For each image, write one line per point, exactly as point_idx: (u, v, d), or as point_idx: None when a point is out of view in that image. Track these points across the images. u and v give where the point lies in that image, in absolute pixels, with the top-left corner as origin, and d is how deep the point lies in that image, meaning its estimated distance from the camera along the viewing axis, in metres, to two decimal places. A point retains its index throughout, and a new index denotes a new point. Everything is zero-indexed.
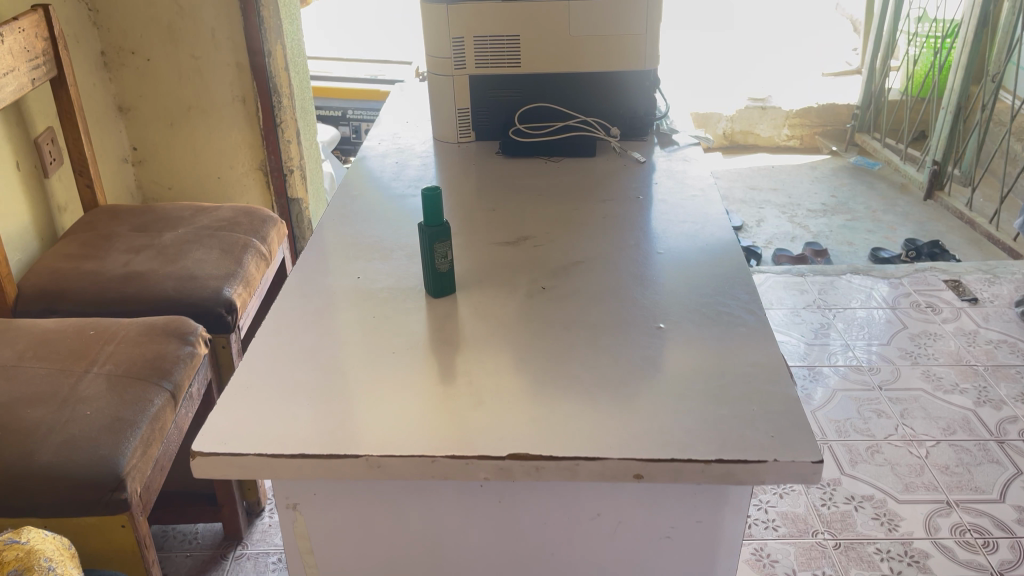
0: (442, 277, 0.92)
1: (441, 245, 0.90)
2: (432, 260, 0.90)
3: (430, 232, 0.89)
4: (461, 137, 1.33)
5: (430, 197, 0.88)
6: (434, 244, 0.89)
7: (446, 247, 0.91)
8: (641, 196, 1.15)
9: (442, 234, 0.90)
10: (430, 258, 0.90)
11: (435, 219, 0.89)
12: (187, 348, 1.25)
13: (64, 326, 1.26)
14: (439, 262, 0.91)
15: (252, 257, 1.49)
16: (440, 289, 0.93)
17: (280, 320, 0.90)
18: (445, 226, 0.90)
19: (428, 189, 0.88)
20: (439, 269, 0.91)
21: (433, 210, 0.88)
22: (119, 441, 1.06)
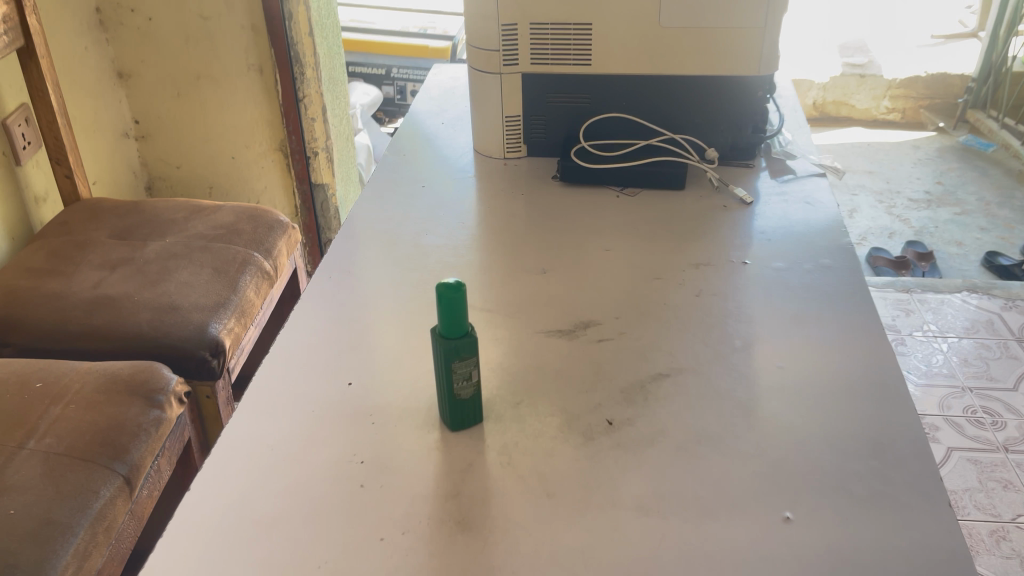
0: (464, 405, 0.63)
1: (463, 362, 0.62)
2: (450, 383, 0.62)
3: (448, 345, 0.61)
4: (507, 151, 1.03)
5: (449, 297, 0.59)
6: (452, 361, 0.61)
7: (470, 365, 0.62)
8: (749, 260, 0.84)
9: (465, 348, 0.61)
10: (447, 379, 0.62)
11: (455, 327, 0.60)
12: (153, 412, 0.99)
13: (6, 373, 1.01)
14: (460, 385, 0.62)
15: (251, 278, 1.23)
16: (460, 421, 0.64)
17: (231, 453, 0.63)
18: (470, 336, 0.61)
19: (448, 284, 0.59)
20: (459, 395, 0.63)
21: (453, 315, 0.60)
22: (44, 557, 0.81)
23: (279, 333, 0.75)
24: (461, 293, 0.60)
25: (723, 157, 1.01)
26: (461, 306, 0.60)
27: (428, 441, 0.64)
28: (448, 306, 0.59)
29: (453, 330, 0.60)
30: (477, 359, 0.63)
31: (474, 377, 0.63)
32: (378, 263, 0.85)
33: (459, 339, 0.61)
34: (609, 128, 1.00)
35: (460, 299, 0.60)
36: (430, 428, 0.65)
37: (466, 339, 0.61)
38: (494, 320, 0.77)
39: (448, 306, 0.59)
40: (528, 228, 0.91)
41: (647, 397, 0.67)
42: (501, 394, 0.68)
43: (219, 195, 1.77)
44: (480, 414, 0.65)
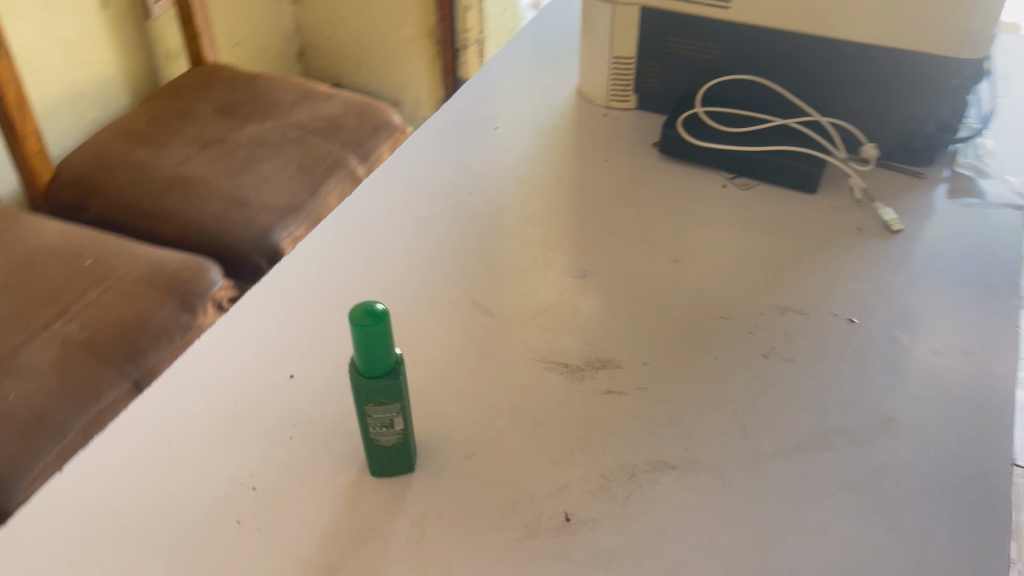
0: (384, 452, 0.50)
1: (382, 405, 0.48)
2: (364, 424, 0.49)
3: (361, 382, 0.47)
4: (612, 98, 0.85)
5: (363, 327, 0.45)
6: (365, 401, 0.48)
7: (391, 410, 0.48)
8: (859, 318, 0.61)
9: (384, 390, 0.47)
10: (361, 419, 0.49)
11: (372, 363, 0.46)
12: (184, 317, 0.93)
13: (64, 242, 0.99)
14: (376, 430, 0.49)
15: (335, 182, 1.13)
16: (380, 468, 0.51)
17: (124, 435, 0.54)
18: (392, 376, 0.47)
19: (367, 309, 0.45)
20: (375, 441, 0.49)
21: (370, 349, 0.46)
22: (25, 452, 0.78)
23: (249, 290, 0.65)
24: (381, 325, 0.45)
25: (885, 155, 0.75)
26: (381, 340, 0.45)
27: (339, 482, 0.51)
28: (362, 337, 0.45)
29: (369, 366, 0.46)
30: (405, 404, 0.49)
31: (398, 423, 0.49)
32: (399, 219, 0.72)
33: (376, 379, 0.47)
34: (738, 94, 0.78)
35: (378, 332, 0.45)
36: (350, 465, 0.52)
37: (386, 379, 0.47)
38: (493, 329, 0.61)
39: (362, 337, 0.45)
40: (596, 207, 0.73)
41: (630, 493, 0.51)
42: (453, 435, 0.54)
43: (366, 73, 1.69)
44: (409, 464, 0.51)
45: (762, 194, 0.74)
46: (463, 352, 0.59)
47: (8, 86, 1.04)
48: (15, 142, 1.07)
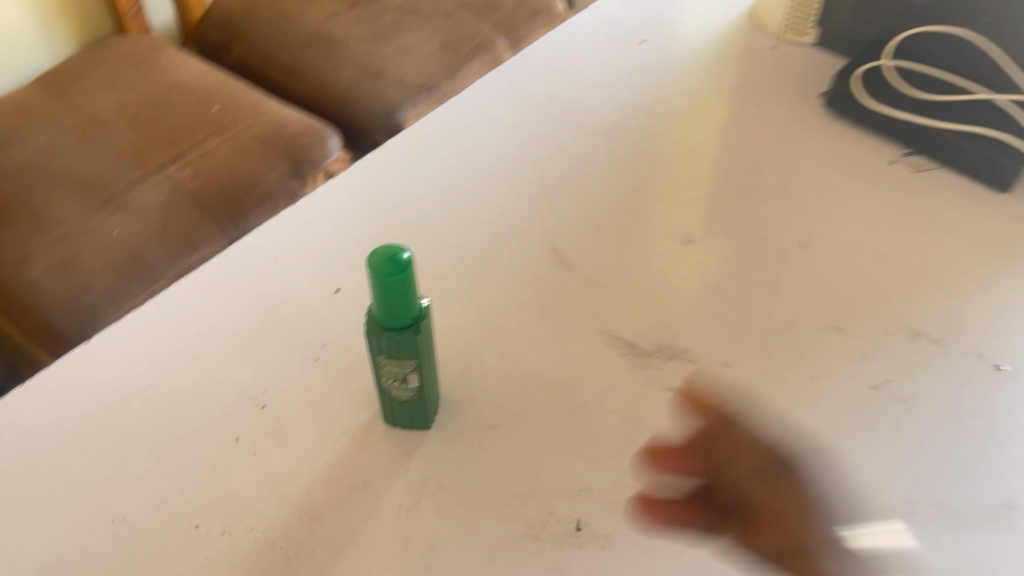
0: (399, 405, 0.45)
1: (395, 359, 0.42)
2: (377, 373, 0.44)
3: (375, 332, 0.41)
4: (787, 28, 0.72)
5: (379, 278, 0.38)
6: (377, 353, 0.42)
7: (406, 366, 0.43)
8: (1010, 367, 0.49)
9: (398, 346, 0.41)
10: (374, 367, 0.44)
11: (388, 316, 0.40)
12: (292, 184, 0.91)
13: (198, 83, 0.99)
14: (388, 381, 0.44)
15: (477, 65, 1.05)
16: (394, 420, 0.46)
17: (156, 316, 0.52)
18: (410, 333, 0.41)
19: (388, 258, 0.38)
20: (388, 392, 0.45)
21: (386, 302, 0.40)
22: (115, 290, 0.80)
23: (323, 184, 0.60)
24: (400, 280, 0.38)
25: None
26: (399, 294, 0.39)
27: (349, 421, 0.47)
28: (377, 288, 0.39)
29: (385, 318, 0.41)
30: (422, 362, 0.43)
31: (413, 380, 0.44)
32: (502, 132, 0.64)
33: (391, 333, 0.41)
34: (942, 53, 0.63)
35: (396, 287, 0.39)
36: (366, 404, 0.48)
37: (401, 336, 0.41)
38: (564, 283, 0.54)
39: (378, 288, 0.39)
40: (727, 159, 0.62)
41: (657, 517, 0.43)
42: (483, 398, 0.48)
43: None
44: (426, 422, 0.46)
45: (937, 180, 0.60)
46: (523, 304, 0.53)
47: None
48: None
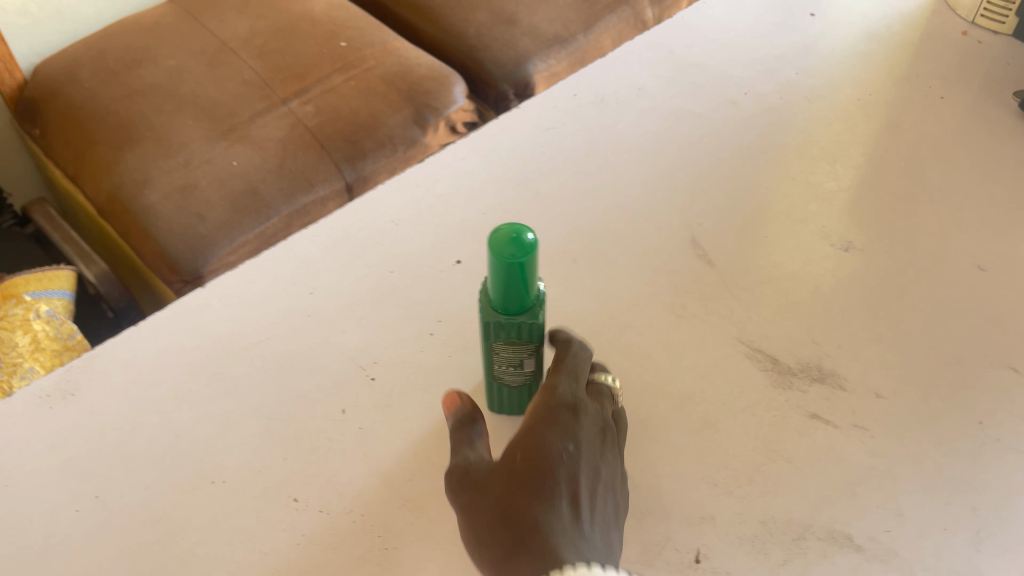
0: (513, 392, 0.42)
1: (514, 345, 0.39)
2: (490, 361, 0.40)
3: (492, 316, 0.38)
4: (982, 12, 0.64)
5: (501, 262, 0.34)
6: (494, 338, 0.39)
7: (524, 351, 0.39)
8: None
9: (517, 330, 0.38)
10: (486, 354, 0.40)
11: (508, 301, 0.37)
12: (412, 130, 0.88)
13: (327, 15, 0.96)
14: (503, 369, 0.40)
15: (616, 20, 0.99)
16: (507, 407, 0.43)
17: (270, 267, 0.50)
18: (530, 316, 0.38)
19: (507, 238, 0.34)
20: (502, 379, 0.41)
21: (505, 287, 0.36)
22: (229, 224, 0.79)
23: (451, 145, 0.56)
24: (524, 263, 0.34)
25: None
26: (521, 278, 0.35)
27: None
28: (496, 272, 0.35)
29: (503, 302, 0.37)
30: (539, 346, 0.40)
31: (529, 365, 0.40)
32: (647, 103, 0.59)
33: (510, 318, 0.38)
34: None
35: (518, 270, 0.35)
36: (477, 391, 0.45)
37: (521, 319, 0.38)
38: (703, 281, 0.49)
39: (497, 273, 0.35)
40: (897, 158, 0.56)
41: (786, 559, 0.39)
42: None
43: None
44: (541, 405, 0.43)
45: None
46: (655, 299, 0.49)
47: None
48: None
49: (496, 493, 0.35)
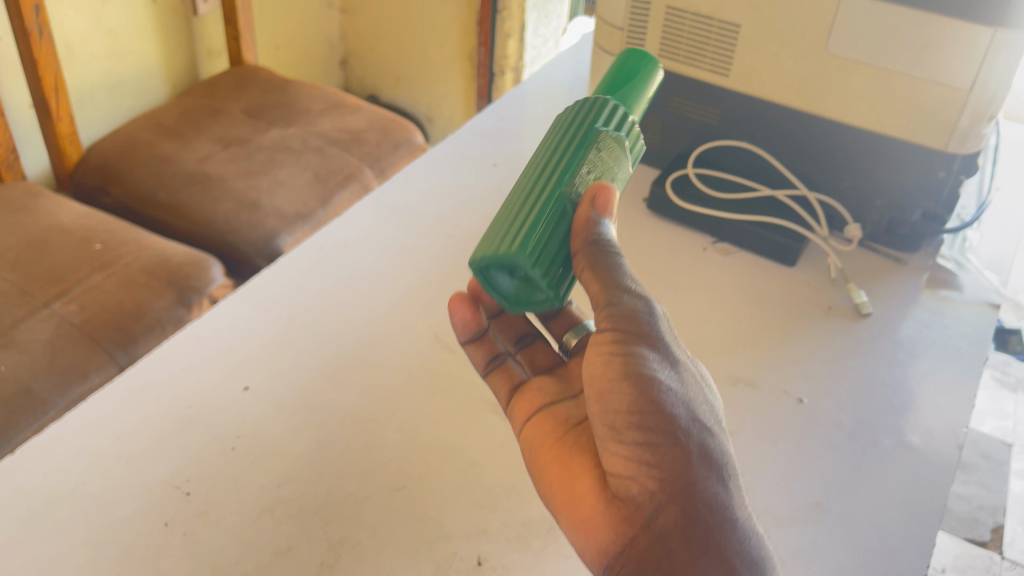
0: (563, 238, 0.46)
1: (615, 154, 0.49)
2: (574, 173, 0.47)
3: (603, 114, 0.49)
4: None
5: (626, 66, 0.54)
6: (600, 131, 0.48)
7: (620, 171, 0.50)
8: (808, 399, 0.63)
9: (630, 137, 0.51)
10: (580, 155, 0.47)
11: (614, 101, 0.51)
12: (178, 311, 0.97)
13: (78, 223, 1.03)
14: (583, 187, 0.47)
15: (348, 193, 1.16)
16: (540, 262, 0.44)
17: (75, 423, 0.56)
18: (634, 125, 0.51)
19: (631, 56, 0.55)
20: (571, 203, 0.46)
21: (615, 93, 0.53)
22: (6, 426, 0.80)
23: (224, 299, 0.67)
24: (638, 75, 0.54)
25: (870, 237, 0.78)
26: (625, 97, 0.53)
27: (268, 497, 0.53)
28: (607, 84, 0.54)
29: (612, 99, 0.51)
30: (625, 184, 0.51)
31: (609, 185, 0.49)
32: (383, 241, 0.74)
33: (619, 113, 0.50)
34: (730, 162, 0.80)
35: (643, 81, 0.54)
36: (281, 481, 0.54)
37: (629, 123, 0.51)
38: (448, 364, 0.63)
39: (607, 84, 0.54)
40: None
41: (545, 544, 0.52)
42: (386, 466, 0.56)
43: (404, 87, 1.78)
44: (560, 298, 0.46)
45: (738, 261, 0.76)
46: (414, 384, 0.61)
47: (46, 68, 1.07)
48: (49, 119, 1.11)
49: (687, 389, 0.45)
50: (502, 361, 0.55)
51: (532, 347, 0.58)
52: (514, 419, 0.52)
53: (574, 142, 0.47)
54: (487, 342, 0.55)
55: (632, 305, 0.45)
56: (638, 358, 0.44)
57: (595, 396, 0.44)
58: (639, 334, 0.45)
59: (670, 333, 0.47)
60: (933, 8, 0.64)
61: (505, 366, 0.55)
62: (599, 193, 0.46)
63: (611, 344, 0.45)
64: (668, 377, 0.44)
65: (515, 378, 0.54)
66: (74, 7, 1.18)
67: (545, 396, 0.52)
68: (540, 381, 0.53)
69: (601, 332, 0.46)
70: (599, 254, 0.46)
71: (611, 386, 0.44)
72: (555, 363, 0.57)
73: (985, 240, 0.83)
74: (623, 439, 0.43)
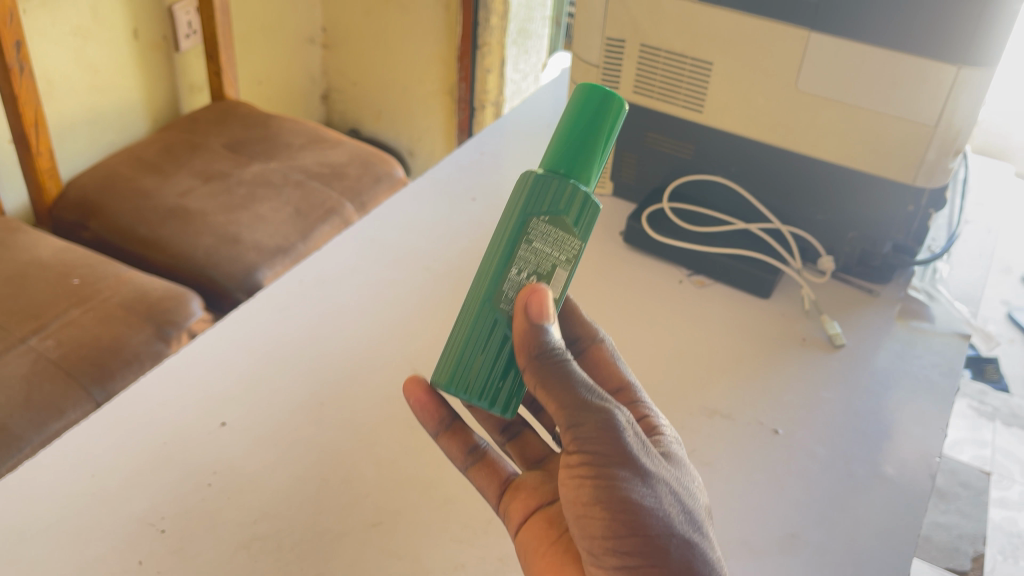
0: (498, 355, 0.47)
1: (553, 237, 0.47)
2: (500, 282, 0.46)
3: (538, 194, 0.46)
4: None
5: (587, 101, 0.47)
6: (531, 221, 0.46)
7: (565, 250, 0.47)
8: (784, 430, 0.64)
9: (568, 205, 0.46)
10: (509, 256, 0.46)
11: (560, 165, 0.47)
12: (157, 346, 0.96)
13: (57, 258, 1.03)
14: (514, 292, 0.46)
15: (329, 227, 1.17)
16: (473, 393, 0.47)
17: (49, 461, 0.56)
18: (583, 188, 0.47)
19: (597, 87, 0.48)
20: (502, 316, 0.46)
21: (566, 147, 0.47)
22: None
23: (202, 335, 0.67)
24: (601, 112, 0.47)
25: (843, 269, 0.79)
26: (584, 146, 0.47)
27: (245, 534, 0.53)
28: (566, 126, 0.47)
29: (556, 165, 0.47)
30: (582, 254, 0.48)
31: (549, 273, 0.47)
32: (362, 276, 0.74)
33: (556, 186, 0.46)
34: (704, 195, 0.82)
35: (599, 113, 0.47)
36: (258, 517, 0.54)
37: (574, 189, 0.46)
38: None
39: (565, 125, 0.47)
40: None
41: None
42: (363, 501, 0.56)
43: (386, 121, 1.80)
44: (509, 410, 0.48)
45: (714, 293, 0.77)
46: (392, 418, 0.61)
47: (27, 103, 1.07)
48: (29, 154, 1.11)
49: (666, 501, 0.42)
50: (483, 454, 0.51)
51: (521, 437, 0.55)
52: (510, 522, 0.49)
53: (503, 241, 0.46)
54: (462, 434, 0.51)
55: (598, 422, 0.42)
56: (614, 484, 0.41)
57: (573, 519, 0.42)
58: (610, 455, 0.41)
59: (641, 438, 0.43)
60: (898, 47, 0.66)
61: (488, 459, 0.51)
62: (529, 303, 0.44)
63: (582, 468, 0.42)
64: (646, 496, 0.41)
65: (502, 474, 0.51)
66: (55, 44, 1.19)
67: (540, 498, 0.49)
68: (534, 480, 0.50)
69: (569, 452, 0.43)
70: (550, 368, 0.43)
71: (587, 514, 0.42)
72: (547, 454, 0.54)
73: (956, 271, 0.85)
74: (605, 564, 0.42)
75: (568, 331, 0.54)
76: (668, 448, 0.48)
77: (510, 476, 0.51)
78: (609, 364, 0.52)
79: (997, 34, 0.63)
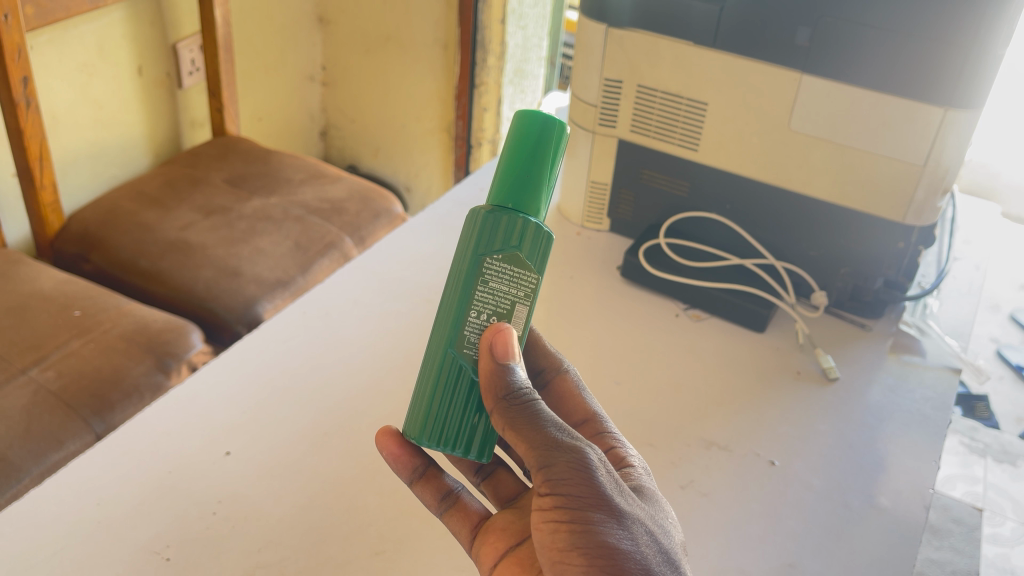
0: (468, 400, 0.49)
1: (509, 275, 0.48)
2: (461, 328, 0.48)
3: (488, 234, 0.47)
4: (585, 219, 0.91)
5: (528, 129, 0.48)
6: (484, 261, 0.47)
7: (522, 286, 0.48)
8: (780, 461, 0.65)
9: (519, 241, 0.48)
10: (465, 301, 0.48)
11: (508, 200, 0.48)
12: (156, 377, 0.97)
13: (58, 289, 1.04)
14: (476, 337, 0.48)
15: (327, 261, 1.18)
16: (448, 441, 0.49)
17: (55, 490, 0.56)
18: (533, 221, 0.48)
19: (537, 113, 0.49)
20: (466, 362, 0.48)
21: (512, 180, 0.48)
22: None
23: (203, 366, 0.67)
24: (543, 137, 0.48)
25: (835, 303, 0.81)
26: (530, 176, 0.48)
27: (249, 563, 0.53)
28: (510, 158, 0.48)
29: (504, 200, 0.48)
30: (540, 285, 0.49)
31: (509, 311, 0.48)
32: (364, 307, 0.76)
33: (506, 222, 0.47)
34: (693, 229, 0.84)
35: (540, 136, 0.48)
36: (261, 546, 0.55)
37: (524, 223, 0.47)
38: None
39: (509, 156, 0.48)
40: (554, 320, 0.77)
41: None
42: (367, 530, 0.56)
43: (383, 157, 1.82)
44: (484, 454, 0.50)
45: (708, 327, 0.79)
46: None
47: (34, 138, 1.09)
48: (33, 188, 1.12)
49: (642, 542, 0.43)
50: (456, 499, 0.52)
51: (495, 476, 0.56)
52: (482, 565, 0.50)
53: (459, 286, 0.48)
54: (435, 480, 0.52)
55: (571, 462, 0.42)
56: (587, 528, 0.42)
57: (549, 564, 0.43)
58: (584, 496, 0.42)
59: (613, 476, 0.44)
60: (887, 89, 0.68)
61: (459, 503, 0.52)
62: (496, 345, 0.46)
63: (556, 512, 0.42)
64: (622, 538, 0.42)
65: (474, 516, 0.52)
66: (61, 79, 1.21)
67: (509, 539, 0.50)
68: (503, 520, 0.51)
69: (541, 495, 0.43)
70: (517, 409, 0.45)
71: (563, 559, 0.42)
72: (520, 492, 0.55)
73: (945, 308, 0.87)
74: None
75: (534, 365, 0.56)
76: (641, 484, 0.49)
77: (482, 518, 0.52)
78: (575, 397, 0.54)
79: (981, 81, 0.65)
